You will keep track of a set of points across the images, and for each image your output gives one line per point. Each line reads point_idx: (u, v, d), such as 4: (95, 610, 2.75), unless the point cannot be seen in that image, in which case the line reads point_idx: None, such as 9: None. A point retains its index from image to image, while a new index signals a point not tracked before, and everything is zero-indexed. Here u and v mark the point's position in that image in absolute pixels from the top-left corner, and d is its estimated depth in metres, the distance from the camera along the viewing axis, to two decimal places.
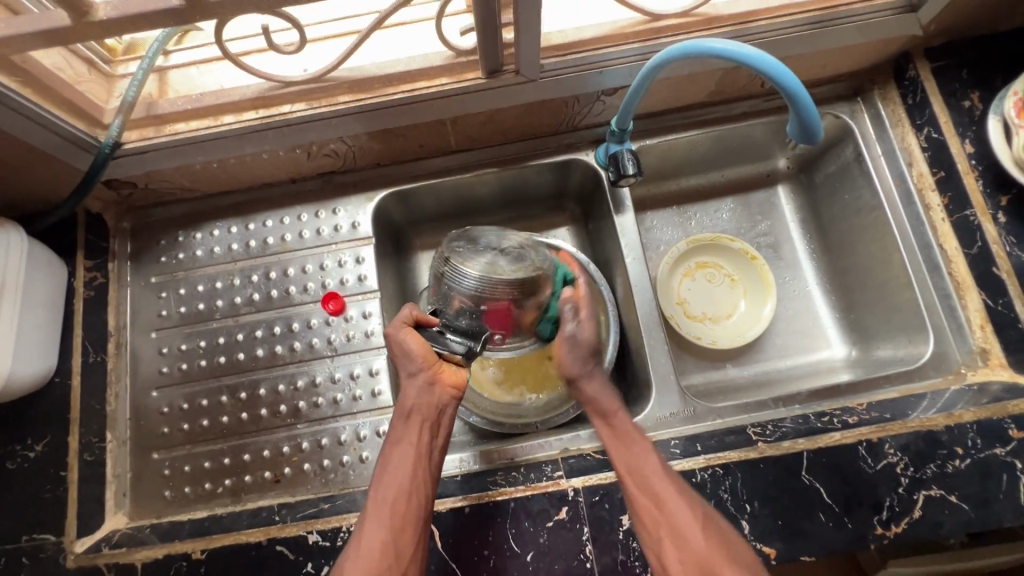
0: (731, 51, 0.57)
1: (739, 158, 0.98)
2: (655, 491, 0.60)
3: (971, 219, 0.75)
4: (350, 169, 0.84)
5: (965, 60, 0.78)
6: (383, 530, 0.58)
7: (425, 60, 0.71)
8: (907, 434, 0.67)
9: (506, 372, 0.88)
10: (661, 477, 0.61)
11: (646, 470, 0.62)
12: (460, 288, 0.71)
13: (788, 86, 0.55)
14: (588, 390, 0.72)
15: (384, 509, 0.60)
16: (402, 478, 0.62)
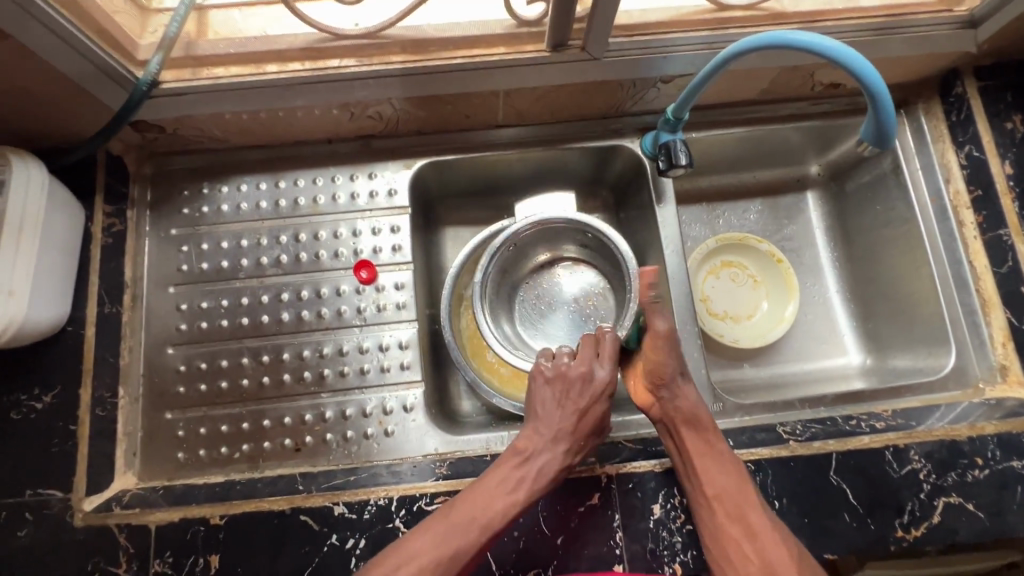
0: (821, 44, 0.57)
1: (774, 160, 0.98)
2: (751, 538, 0.59)
3: (1004, 238, 0.78)
4: (390, 134, 0.81)
5: (1012, 83, 0.80)
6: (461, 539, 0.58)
7: (490, 26, 0.69)
8: (931, 442, 0.68)
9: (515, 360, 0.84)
10: (755, 513, 0.61)
11: (743, 504, 0.61)
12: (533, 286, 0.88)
13: (872, 86, 0.56)
14: (683, 403, 0.65)
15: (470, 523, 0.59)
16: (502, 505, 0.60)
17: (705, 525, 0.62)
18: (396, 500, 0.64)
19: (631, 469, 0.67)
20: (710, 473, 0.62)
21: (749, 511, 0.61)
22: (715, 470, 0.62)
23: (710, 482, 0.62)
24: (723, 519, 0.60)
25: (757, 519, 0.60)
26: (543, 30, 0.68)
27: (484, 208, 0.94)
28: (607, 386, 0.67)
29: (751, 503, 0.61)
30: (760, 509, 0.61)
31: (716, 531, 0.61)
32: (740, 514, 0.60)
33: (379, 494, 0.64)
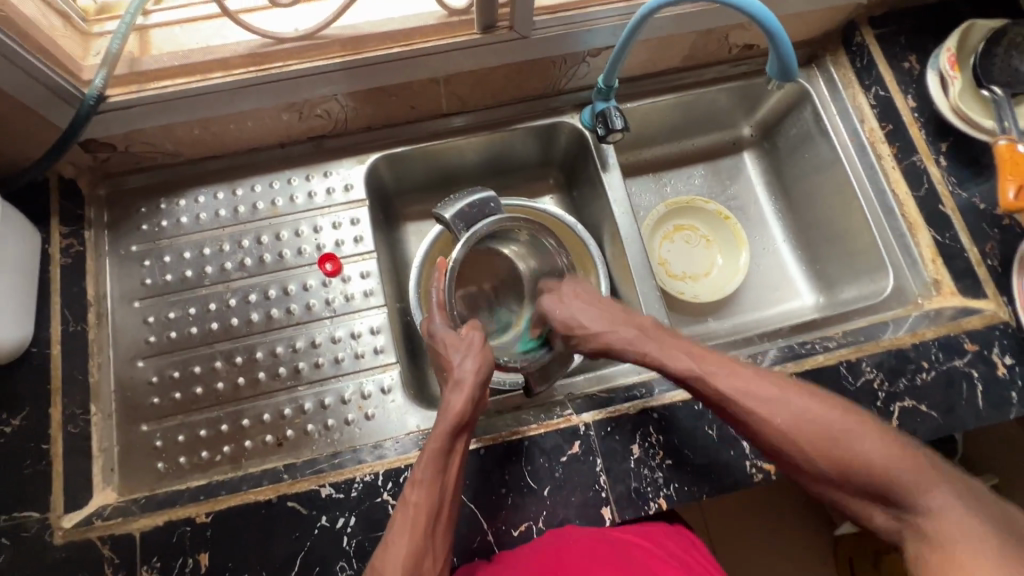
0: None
1: (707, 126, 1.05)
2: (801, 452, 0.59)
3: (918, 163, 0.84)
4: (341, 133, 0.84)
5: (903, 28, 0.88)
6: (408, 540, 0.55)
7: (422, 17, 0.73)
8: (880, 353, 0.73)
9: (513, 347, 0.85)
10: (794, 423, 0.59)
11: (776, 421, 0.60)
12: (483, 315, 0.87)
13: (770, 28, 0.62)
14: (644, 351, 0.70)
15: (413, 517, 0.57)
16: (434, 488, 0.58)
17: (749, 433, 0.63)
18: (381, 474, 0.65)
19: (607, 414, 0.69)
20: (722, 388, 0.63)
21: (781, 428, 0.60)
22: (726, 381, 0.63)
23: (727, 395, 0.63)
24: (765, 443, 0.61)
25: (790, 404, 0.60)
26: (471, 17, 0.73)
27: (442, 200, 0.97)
28: (478, 372, 0.67)
29: (782, 389, 0.62)
30: (790, 411, 0.60)
31: (774, 452, 0.61)
32: (777, 433, 0.60)
33: (365, 470, 0.65)
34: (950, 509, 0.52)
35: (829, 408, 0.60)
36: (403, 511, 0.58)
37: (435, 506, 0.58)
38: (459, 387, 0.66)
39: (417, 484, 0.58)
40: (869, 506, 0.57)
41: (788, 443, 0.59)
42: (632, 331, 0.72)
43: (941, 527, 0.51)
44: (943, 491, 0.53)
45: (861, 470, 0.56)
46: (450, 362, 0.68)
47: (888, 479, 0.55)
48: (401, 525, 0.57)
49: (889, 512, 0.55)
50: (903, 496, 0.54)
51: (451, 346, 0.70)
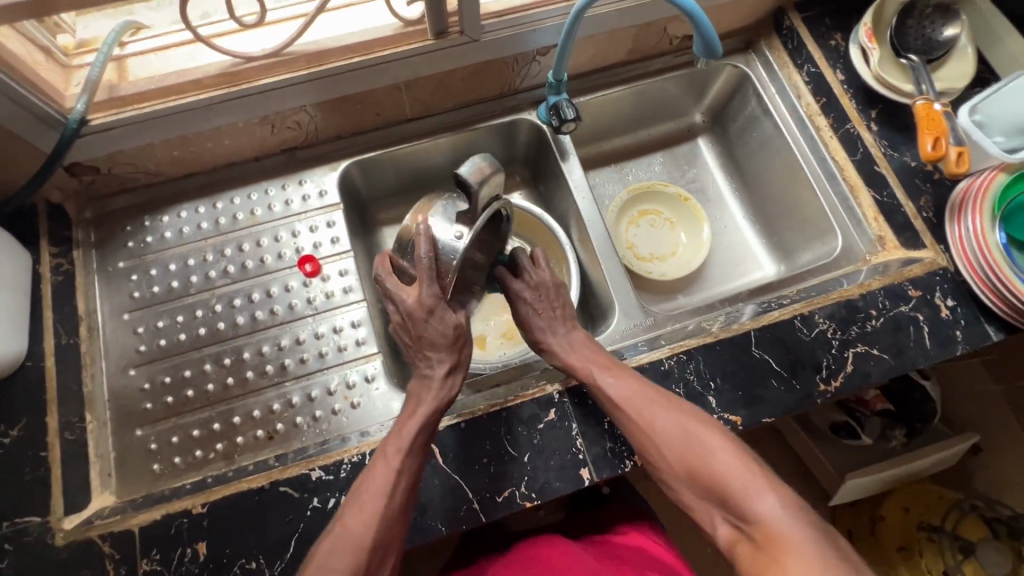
0: None
1: (661, 115, 1.11)
2: (662, 452, 0.64)
3: (852, 130, 0.89)
4: (312, 143, 0.89)
5: (826, 10, 0.95)
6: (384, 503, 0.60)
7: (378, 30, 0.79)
8: (830, 305, 0.78)
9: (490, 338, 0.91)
10: (661, 426, 0.65)
11: (647, 423, 0.65)
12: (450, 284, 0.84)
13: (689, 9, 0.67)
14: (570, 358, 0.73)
15: (391, 485, 0.61)
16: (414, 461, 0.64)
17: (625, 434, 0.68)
18: (368, 453, 0.69)
19: (579, 381, 0.73)
20: (605, 399, 0.68)
21: (648, 430, 0.65)
22: (609, 396, 0.68)
23: (612, 404, 0.68)
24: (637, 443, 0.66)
25: (660, 412, 0.66)
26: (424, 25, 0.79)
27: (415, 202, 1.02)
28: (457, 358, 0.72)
29: (657, 404, 0.67)
30: (665, 413, 0.66)
31: (643, 453, 0.66)
32: (645, 434, 0.65)
33: (352, 452, 0.69)
34: (769, 517, 0.55)
35: (694, 420, 0.65)
36: (380, 474, 0.62)
37: (403, 482, 0.62)
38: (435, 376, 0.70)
39: (406, 455, 0.63)
40: (718, 515, 0.60)
41: (651, 443, 0.65)
42: (566, 341, 0.76)
43: (768, 536, 0.54)
44: (775, 504, 0.55)
45: (707, 473, 0.61)
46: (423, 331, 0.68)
47: (727, 484, 0.59)
48: (357, 498, 0.61)
49: (731, 520, 0.59)
50: (741, 504, 0.57)
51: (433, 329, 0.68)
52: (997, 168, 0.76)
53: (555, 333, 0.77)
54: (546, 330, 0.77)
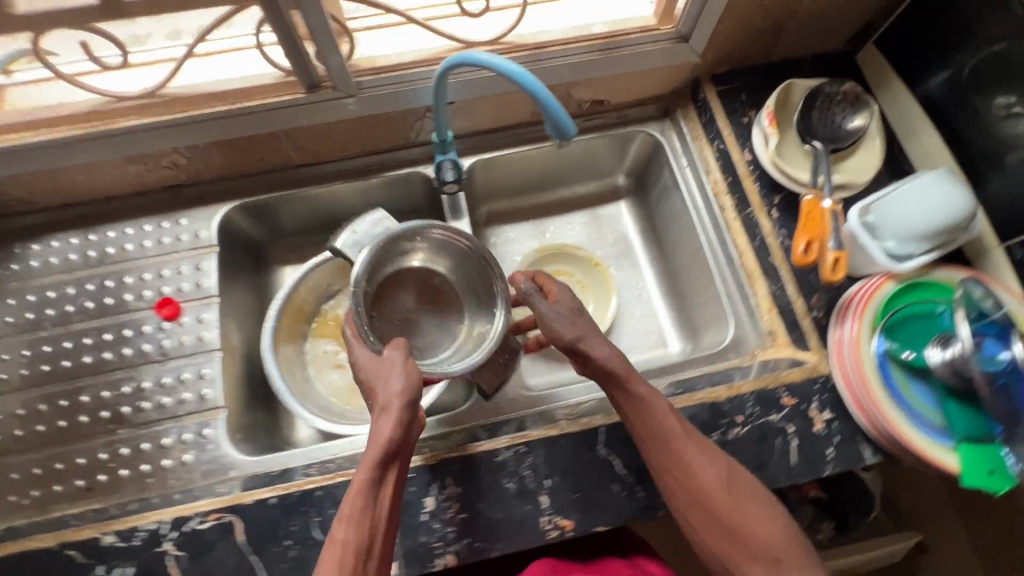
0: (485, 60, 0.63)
1: (582, 174, 1.06)
2: (699, 495, 0.62)
3: (751, 215, 0.84)
4: (195, 182, 0.88)
5: (743, 84, 0.91)
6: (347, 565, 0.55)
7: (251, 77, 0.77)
8: (693, 406, 0.72)
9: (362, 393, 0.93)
10: (713, 476, 0.62)
11: (689, 463, 0.63)
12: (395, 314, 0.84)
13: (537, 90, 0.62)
14: (597, 354, 0.66)
15: (349, 548, 0.56)
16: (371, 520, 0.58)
17: (654, 463, 0.65)
18: (168, 522, 0.65)
19: (405, 465, 0.69)
20: (657, 427, 0.64)
21: (681, 469, 0.63)
22: (662, 426, 0.64)
23: (664, 438, 0.64)
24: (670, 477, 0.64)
25: (702, 459, 0.63)
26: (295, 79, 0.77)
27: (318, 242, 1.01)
28: (405, 391, 0.64)
29: (701, 446, 0.64)
30: (711, 463, 0.63)
31: (675, 492, 0.63)
32: (676, 469, 0.63)
33: (150, 518, 0.66)
34: None
35: (740, 478, 0.63)
36: (331, 549, 0.56)
37: (371, 550, 0.57)
38: (391, 402, 0.63)
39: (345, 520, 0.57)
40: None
41: (698, 487, 0.62)
42: (580, 327, 0.68)
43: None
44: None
45: (757, 535, 0.60)
46: (376, 391, 0.65)
47: (781, 552, 0.59)
48: (331, 547, 0.56)
49: None
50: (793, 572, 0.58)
51: (376, 374, 0.66)
52: (884, 276, 0.71)
53: (576, 322, 0.69)
54: (588, 337, 0.66)
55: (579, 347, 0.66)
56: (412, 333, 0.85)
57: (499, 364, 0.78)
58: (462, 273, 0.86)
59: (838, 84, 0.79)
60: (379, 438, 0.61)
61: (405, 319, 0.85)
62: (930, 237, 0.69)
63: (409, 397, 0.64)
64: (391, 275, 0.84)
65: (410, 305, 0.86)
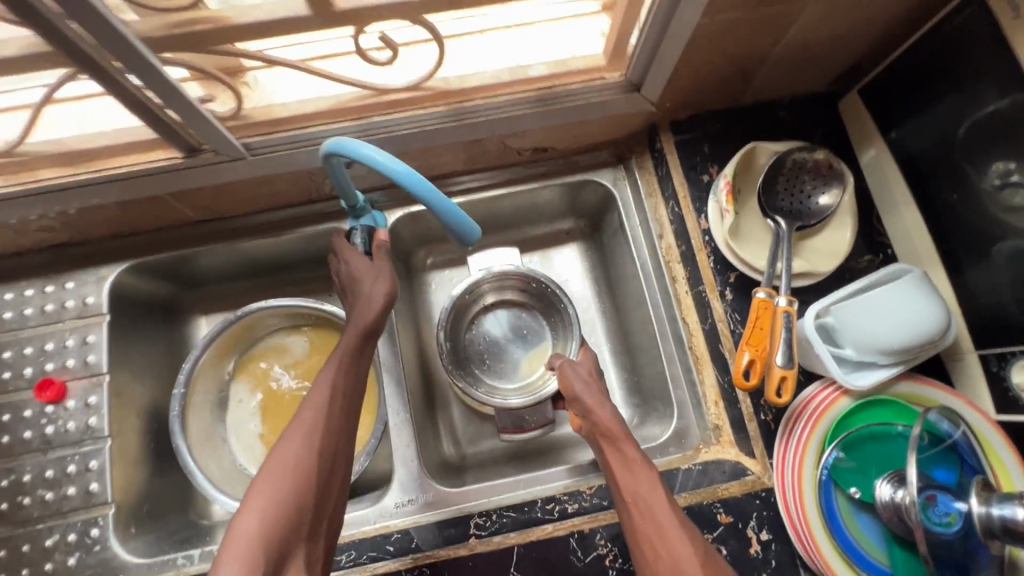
0: (361, 152, 0.55)
1: (527, 219, 0.93)
2: (660, 549, 0.58)
3: (704, 294, 0.74)
4: (81, 240, 0.79)
5: (707, 133, 0.79)
6: (297, 446, 0.60)
7: (116, 136, 0.65)
8: (617, 523, 0.66)
9: None
10: (672, 525, 0.58)
11: (659, 515, 0.59)
12: (509, 355, 0.91)
13: (425, 189, 0.55)
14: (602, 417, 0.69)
15: (304, 427, 0.62)
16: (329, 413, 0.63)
17: (633, 529, 0.60)
18: None
19: None
20: (638, 487, 0.62)
21: (665, 526, 0.58)
22: (648, 488, 0.62)
23: (631, 493, 0.62)
24: (638, 523, 0.60)
25: (669, 516, 0.59)
26: (166, 140, 0.66)
27: (241, 287, 0.93)
28: (387, 297, 0.71)
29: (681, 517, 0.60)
30: (680, 522, 0.59)
31: (641, 543, 0.59)
32: (653, 517, 0.59)
33: None
34: None
35: (704, 546, 0.58)
36: (292, 431, 0.62)
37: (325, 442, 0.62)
38: (316, 401, 0.64)
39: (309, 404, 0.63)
40: None
41: (661, 539, 0.58)
42: (590, 395, 0.73)
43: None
44: None
45: None
46: (359, 287, 0.72)
47: None
48: (294, 426, 0.62)
49: None
50: None
51: (363, 276, 0.72)
52: (840, 389, 0.63)
53: (586, 389, 0.73)
54: (601, 405, 0.71)
55: (585, 400, 0.72)
56: (496, 359, 0.91)
57: (523, 421, 0.83)
58: (541, 305, 0.91)
59: (808, 151, 0.67)
60: (307, 430, 0.62)
61: (494, 344, 0.91)
62: (894, 354, 0.60)
63: (340, 397, 0.65)
64: (509, 303, 0.92)
65: (499, 333, 0.92)
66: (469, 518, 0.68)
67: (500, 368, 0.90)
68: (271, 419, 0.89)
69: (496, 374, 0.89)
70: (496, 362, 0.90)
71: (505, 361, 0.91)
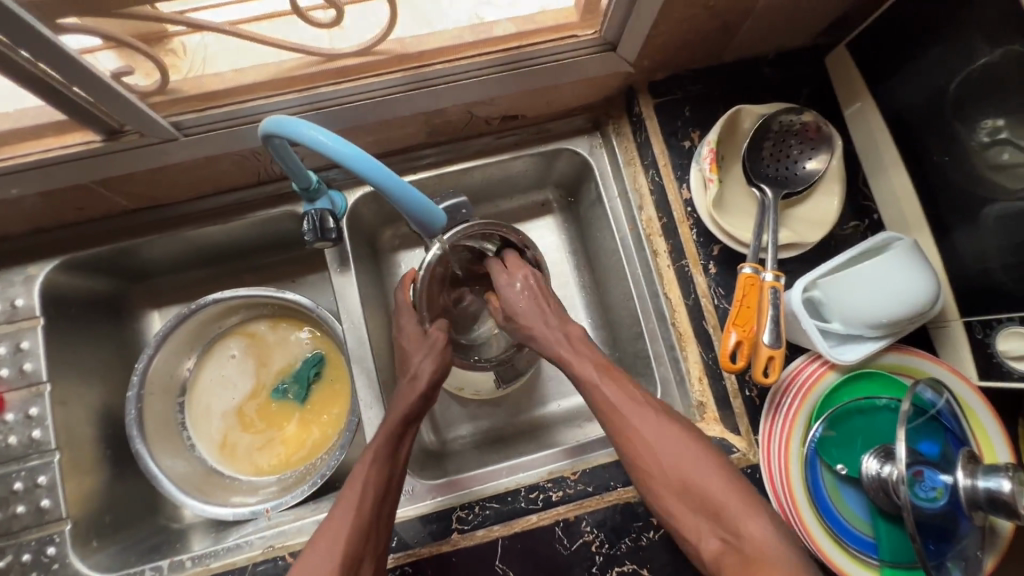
0: (302, 132, 0.48)
1: (504, 190, 0.87)
2: (646, 450, 0.61)
3: (686, 268, 0.70)
4: (3, 236, 0.71)
5: (687, 95, 0.74)
6: (335, 550, 0.57)
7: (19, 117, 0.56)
8: (603, 509, 0.65)
9: (259, 458, 0.82)
10: (651, 424, 0.62)
11: (641, 424, 0.62)
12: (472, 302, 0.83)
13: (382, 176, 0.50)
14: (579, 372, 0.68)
15: (341, 530, 0.58)
16: (363, 509, 0.59)
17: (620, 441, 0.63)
18: None
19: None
20: (619, 404, 0.64)
21: (646, 428, 0.62)
22: (624, 397, 0.64)
23: (607, 405, 0.64)
24: (625, 434, 0.63)
25: (649, 420, 0.62)
26: (81, 121, 0.58)
27: (191, 279, 0.86)
28: (436, 374, 0.70)
29: (649, 410, 0.63)
30: (659, 421, 0.62)
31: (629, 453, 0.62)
32: (639, 425, 0.62)
33: None
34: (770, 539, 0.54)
35: (679, 432, 0.62)
36: (326, 537, 0.58)
37: (364, 538, 0.58)
38: (349, 496, 0.60)
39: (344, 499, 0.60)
40: (707, 530, 0.58)
41: (645, 446, 0.61)
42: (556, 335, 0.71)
43: (758, 556, 0.53)
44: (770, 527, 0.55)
45: (700, 493, 0.58)
46: (407, 365, 0.71)
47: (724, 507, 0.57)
48: (331, 530, 0.58)
49: (722, 537, 0.57)
50: (740, 524, 0.56)
51: (413, 347, 0.72)
52: (826, 363, 0.62)
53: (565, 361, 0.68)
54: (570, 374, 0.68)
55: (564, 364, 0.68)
56: (458, 306, 0.83)
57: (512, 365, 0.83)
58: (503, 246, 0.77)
59: (796, 113, 0.64)
60: (337, 533, 0.58)
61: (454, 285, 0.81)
62: (881, 327, 0.59)
63: (375, 492, 0.61)
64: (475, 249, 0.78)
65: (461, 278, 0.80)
66: (450, 513, 0.66)
67: (463, 313, 0.83)
68: (238, 416, 0.84)
69: (458, 321, 0.83)
70: (457, 305, 0.83)
71: (467, 309, 0.83)
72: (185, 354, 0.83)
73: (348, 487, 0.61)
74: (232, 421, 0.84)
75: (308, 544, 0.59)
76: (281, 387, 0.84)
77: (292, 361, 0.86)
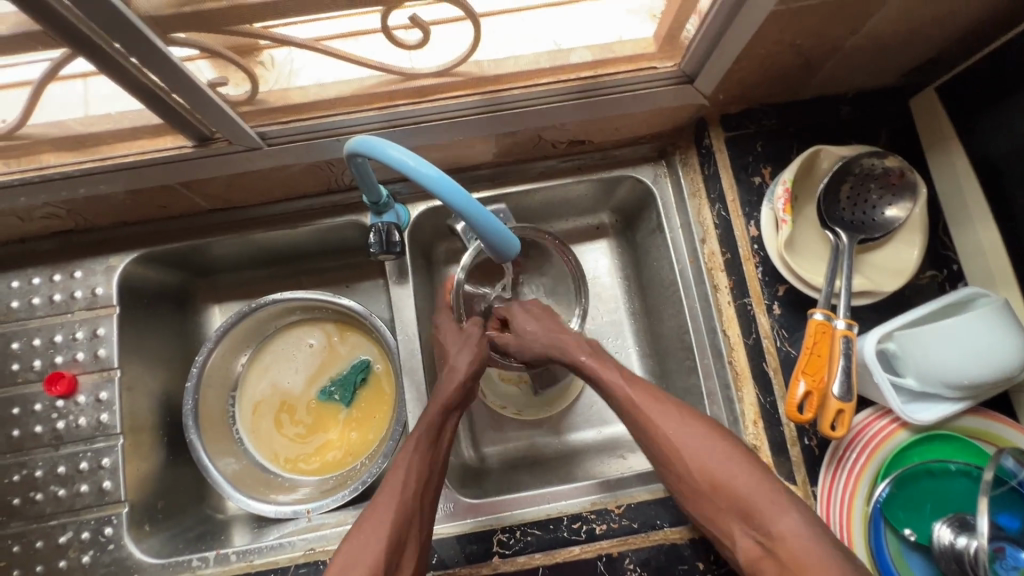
0: (392, 156, 0.49)
1: (561, 212, 0.87)
2: (671, 448, 0.61)
3: (748, 307, 0.68)
4: (90, 227, 0.75)
5: (760, 130, 0.72)
6: (378, 536, 0.56)
7: (121, 120, 0.59)
8: (648, 548, 0.63)
9: (304, 459, 0.84)
10: (674, 420, 0.62)
11: (665, 423, 0.62)
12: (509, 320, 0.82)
13: (463, 203, 0.51)
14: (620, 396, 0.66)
15: (383, 516, 0.58)
16: (404, 497, 0.59)
17: (648, 444, 0.63)
18: None
19: None
20: (638, 398, 0.64)
21: (669, 425, 0.61)
22: (634, 386, 0.65)
23: (630, 404, 0.64)
24: (649, 434, 0.62)
25: (673, 419, 0.62)
26: (175, 128, 0.61)
27: (252, 277, 0.89)
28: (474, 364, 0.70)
29: (673, 411, 0.63)
30: (682, 417, 0.62)
31: (659, 456, 0.62)
32: (663, 422, 0.62)
33: None
34: (797, 536, 0.52)
35: (702, 428, 0.61)
36: (369, 524, 0.57)
37: (405, 526, 0.58)
38: (392, 483, 0.60)
39: (386, 487, 0.60)
40: (738, 528, 0.56)
41: (669, 444, 0.61)
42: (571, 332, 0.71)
43: (795, 555, 0.51)
44: (798, 522, 0.52)
45: (726, 490, 0.57)
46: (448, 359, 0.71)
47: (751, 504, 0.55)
48: (373, 516, 0.58)
49: (754, 535, 0.55)
50: (767, 521, 0.54)
51: (450, 341, 0.73)
52: (898, 421, 0.59)
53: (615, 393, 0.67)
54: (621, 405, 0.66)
55: (619, 391, 0.66)
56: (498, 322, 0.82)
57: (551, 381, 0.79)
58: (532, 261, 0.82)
59: (878, 157, 0.62)
60: (379, 518, 0.58)
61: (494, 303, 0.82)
62: (962, 388, 0.55)
63: (416, 480, 0.61)
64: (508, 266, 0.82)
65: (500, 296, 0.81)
66: (491, 535, 0.65)
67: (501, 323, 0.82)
68: (283, 416, 0.86)
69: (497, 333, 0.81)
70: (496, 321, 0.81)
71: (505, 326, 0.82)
72: (238, 352, 0.85)
73: (390, 475, 0.61)
74: (277, 420, 0.86)
75: (350, 530, 0.58)
76: (327, 390, 0.86)
77: (341, 366, 0.87)
